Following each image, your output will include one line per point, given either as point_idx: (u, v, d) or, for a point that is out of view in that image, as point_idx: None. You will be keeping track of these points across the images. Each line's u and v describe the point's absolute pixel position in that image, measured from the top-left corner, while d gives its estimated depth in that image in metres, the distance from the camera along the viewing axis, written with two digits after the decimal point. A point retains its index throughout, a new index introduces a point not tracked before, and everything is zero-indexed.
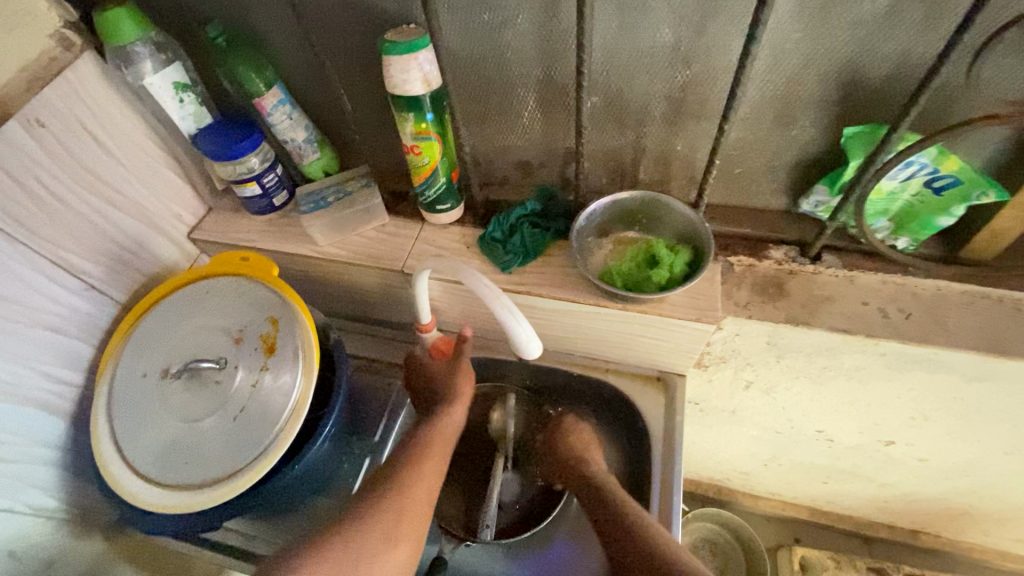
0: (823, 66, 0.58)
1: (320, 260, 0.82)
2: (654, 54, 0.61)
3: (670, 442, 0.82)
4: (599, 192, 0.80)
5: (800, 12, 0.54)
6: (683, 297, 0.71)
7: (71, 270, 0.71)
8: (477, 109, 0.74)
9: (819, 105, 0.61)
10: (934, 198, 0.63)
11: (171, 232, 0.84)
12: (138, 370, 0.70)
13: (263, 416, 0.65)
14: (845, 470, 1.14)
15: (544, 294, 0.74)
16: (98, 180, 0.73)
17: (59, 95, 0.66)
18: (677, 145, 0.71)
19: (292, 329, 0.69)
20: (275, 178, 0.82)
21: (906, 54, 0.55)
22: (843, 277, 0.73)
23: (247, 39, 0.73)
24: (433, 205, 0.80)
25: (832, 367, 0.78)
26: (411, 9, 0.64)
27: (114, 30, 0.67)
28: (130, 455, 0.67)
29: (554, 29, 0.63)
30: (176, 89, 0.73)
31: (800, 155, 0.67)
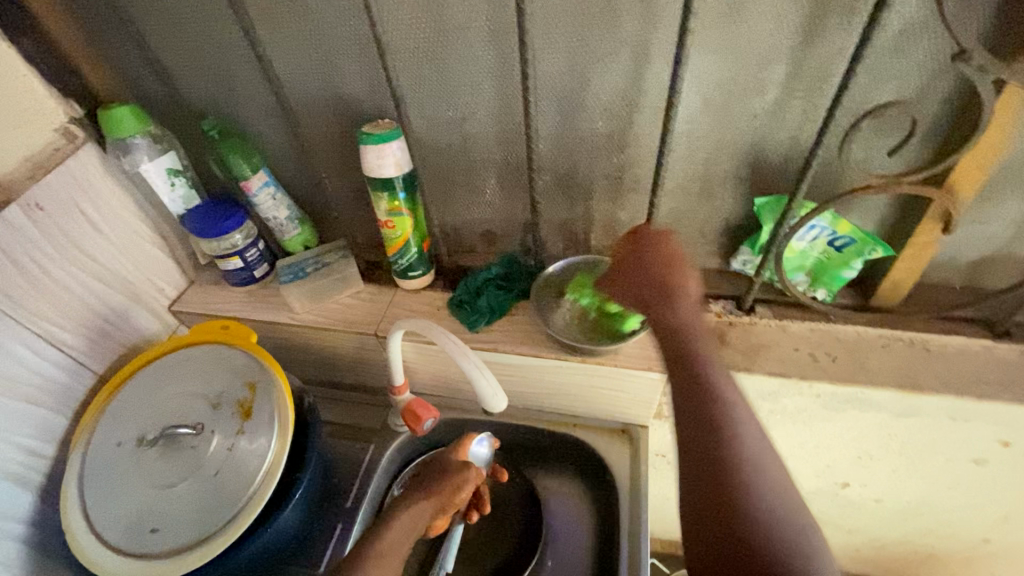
0: (732, 149, 0.69)
1: (298, 327, 0.87)
2: (594, 141, 0.72)
3: (636, 490, 0.84)
4: (556, 257, 0.89)
5: (706, 108, 0.66)
6: (635, 349, 0.78)
7: (55, 342, 0.74)
8: (445, 188, 0.83)
9: (733, 180, 0.72)
10: (838, 254, 0.74)
11: (153, 304, 0.88)
12: (112, 440, 0.71)
13: (237, 480, 0.67)
14: (813, 518, 1.17)
15: (509, 350, 0.81)
16: (88, 257, 0.77)
17: (59, 182, 0.73)
18: (621, 215, 0.81)
19: (269, 392, 0.72)
20: (257, 253, 0.88)
21: (795, 139, 0.67)
22: (775, 325, 0.81)
23: (237, 131, 0.82)
24: (406, 272, 0.87)
25: (777, 410, 0.85)
26: (385, 106, 0.74)
27: (116, 125, 0.75)
28: (100, 526, 0.67)
29: (508, 121, 0.73)
30: (168, 175, 0.81)
31: (725, 221, 0.78)
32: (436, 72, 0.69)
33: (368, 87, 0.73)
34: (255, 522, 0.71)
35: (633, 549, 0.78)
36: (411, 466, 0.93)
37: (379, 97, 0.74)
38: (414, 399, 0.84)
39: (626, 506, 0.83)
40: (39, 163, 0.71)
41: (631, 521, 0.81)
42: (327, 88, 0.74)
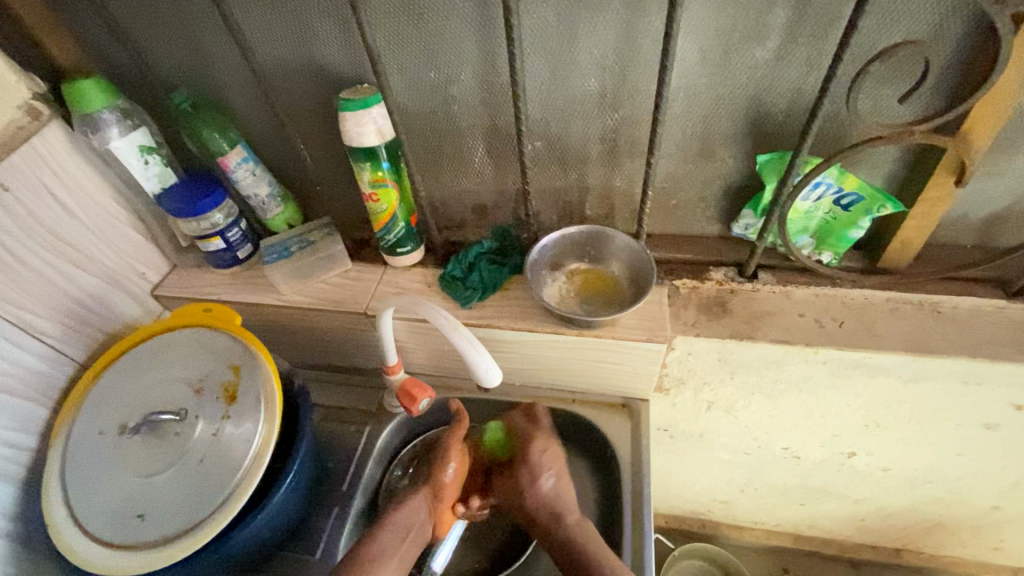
0: (731, 104, 0.65)
1: (284, 309, 0.84)
2: (585, 101, 0.68)
3: (638, 465, 0.82)
4: (550, 229, 0.86)
5: (704, 60, 0.62)
6: (634, 320, 0.75)
7: (29, 330, 0.71)
8: (431, 158, 0.79)
9: (733, 139, 0.69)
10: (844, 214, 0.70)
11: (133, 289, 0.85)
12: (93, 428, 0.69)
13: (223, 466, 0.65)
14: (819, 489, 1.16)
15: (503, 325, 0.78)
16: (60, 240, 0.74)
17: (25, 162, 0.69)
18: (617, 181, 0.77)
19: (254, 375, 0.69)
20: (239, 232, 0.85)
21: (798, 91, 0.63)
22: (779, 292, 0.78)
23: (210, 104, 0.78)
24: (394, 249, 0.83)
25: (781, 379, 0.82)
26: (365, 71, 0.70)
27: (81, 98, 0.71)
28: (83, 517, 0.65)
29: (494, 82, 0.69)
30: (141, 152, 0.77)
31: (725, 184, 0.74)
32: (416, 30, 0.65)
33: (345, 50, 0.68)
34: (245, 508, 0.69)
35: (637, 524, 0.76)
36: (406, 448, 0.91)
37: (357, 61, 0.70)
38: (408, 379, 0.81)
39: (627, 482, 0.81)
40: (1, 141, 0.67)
41: (633, 496, 0.79)
42: (302, 53, 0.69)
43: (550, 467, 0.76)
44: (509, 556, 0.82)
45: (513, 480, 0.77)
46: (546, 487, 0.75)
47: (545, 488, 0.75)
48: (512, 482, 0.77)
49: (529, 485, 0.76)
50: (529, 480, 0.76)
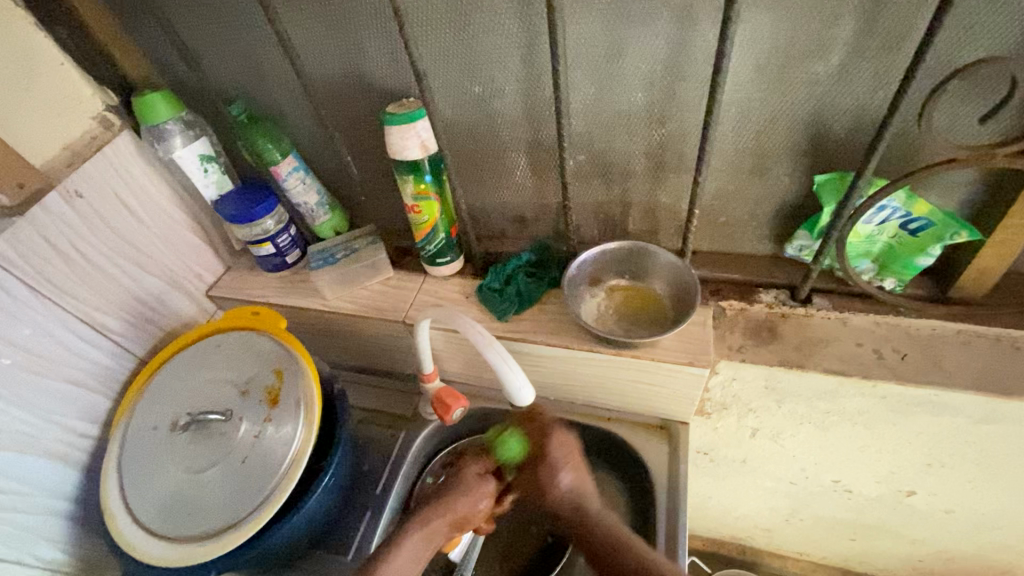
0: (788, 120, 0.62)
1: (327, 314, 0.87)
2: (631, 115, 0.66)
3: (675, 492, 0.79)
4: (591, 243, 0.84)
5: (760, 75, 0.59)
6: (675, 341, 0.73)
7: (96, 325, 0.76)
8: (474, 169, 0.79)
9: (788, 157, 0.65)
10: (912, 239, 0.65)
11: (191, 289, 0.90)
12: (148, 423, 0.73)
13: (264, 467, 0.67)
14: (871, 525, 1.08)
15: (539, 341, 0.77)
16: (126, 243, 0.79)
17: (97, 169, 0.74)
18: (662, 196, 0.75)
19: (296, 380, 0.72)
20: (289, 239, 0.88)
21: (864, 108, 0.59)
22: (836, 319, 0.73)
23: (265, 115, 0.81)
24: (434, 259, 0.84)
25: (833, 412, 0.77)
26: (409, 84, 0.71)
27: (150, 110, 0.75)
28: (136, 507, 0.69)
29: (539, 96, 0.68)
30: (201, 160, 0.81)
31: (779, 204, 0.71)
32: (463, 46, 0.65)
33: (392, 63, 0.69)
34: (282, 511, 0.72)
35: (670, 553, 0.74)
36: (440, 453, 0.93)
37: (403, 74, 0.70)
38: (443, 388, 0.81)
39: (661, 507, 0.79)
40: (77, 151, 0.73)
41: (668, 523, 0.77)
42: (350, 68, 0.71)
43: (567, 463, 0.68)
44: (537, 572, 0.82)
45: (533, 478, 0.69)
46: (564, 488, 0.67)
47: (564, 487, 0.67)
48: (532, 480, 0.70)
49: (548, 485, 0.68)
50: (548, 479, 0.68)
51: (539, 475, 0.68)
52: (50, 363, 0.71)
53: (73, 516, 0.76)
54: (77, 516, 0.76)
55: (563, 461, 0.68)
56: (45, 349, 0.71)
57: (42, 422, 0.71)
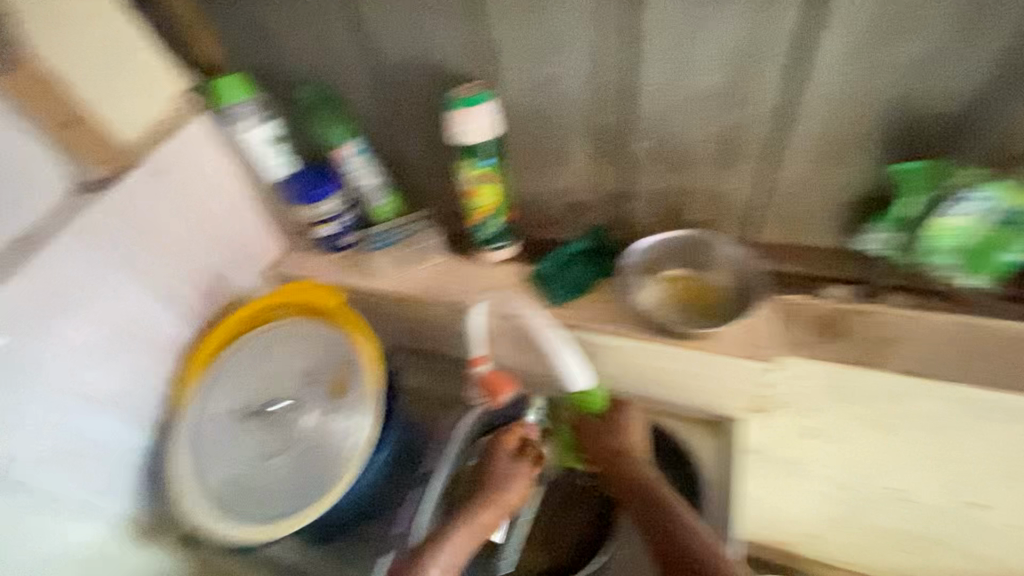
0: (872, 105, 0.59)
1: (383, 295, 0.88)
2: (702, 99, 0.64)
3: (728, 490, 0.77)
4: (649, 232, 0.82)
5: (845, 57, 0.57)
6: (738, 335, 0.71)
7: (171, 297, 0.80)
8: (534, 154, 0.79)
9: (869, 144, 0.62)
10: (1000, 233, 0.60)
11: (254, 267, 0.93)
12: (218, 407, 0.77)
13: (334, 453, 0.71)
14: (932, 539, 1.03)
15: (594, 329, 0.76)
16: (199, 220, 0.83)
17: (177, 148, 0.78)
18: (729, 185, 0.72)
19: (361, 370, 0.74)
20: (348, 221, 0.90)
21: (954, 91, 0.57)
22: (911, 318, 0.67)
23: (331, 98, 0.83)
24: (488, 244, 0.84)
25: (903, 415, 0.74)
26: (476, 67, 0.71)
27: (223, 93, 0.78)
28: (210, 483, 0.73)
29: (607, 79, 0.67)
30: (267, 144, 0.82)
31: (855, 195, 0.67)
32: (533, 27, 0.65)
33: (460, 46, 0.69)
34: None
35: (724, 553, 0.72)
36: None
37: (469, 58, 0.70)
38: (492, 372, 0.80)
39: (715, 503, 0.77)
40: (158, 130, 0.77)
41: (720, 520, 0.75)
42: (419, 52, 0.72)
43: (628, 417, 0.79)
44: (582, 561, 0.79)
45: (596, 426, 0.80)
46: (621, 438, 0.78)
47: (620, 437, 0.78)
48: (595, 430, 0.80)
49: (608, 431, 0.79)
50: (609, 426, 0.79)
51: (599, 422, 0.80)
52: (132, 332, 0.76)
53: (145, 477, 0.80)
54: (148, 477, 0.81)
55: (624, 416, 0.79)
56: (129, 317, 0.75)
57: (123, 387, 0.76)
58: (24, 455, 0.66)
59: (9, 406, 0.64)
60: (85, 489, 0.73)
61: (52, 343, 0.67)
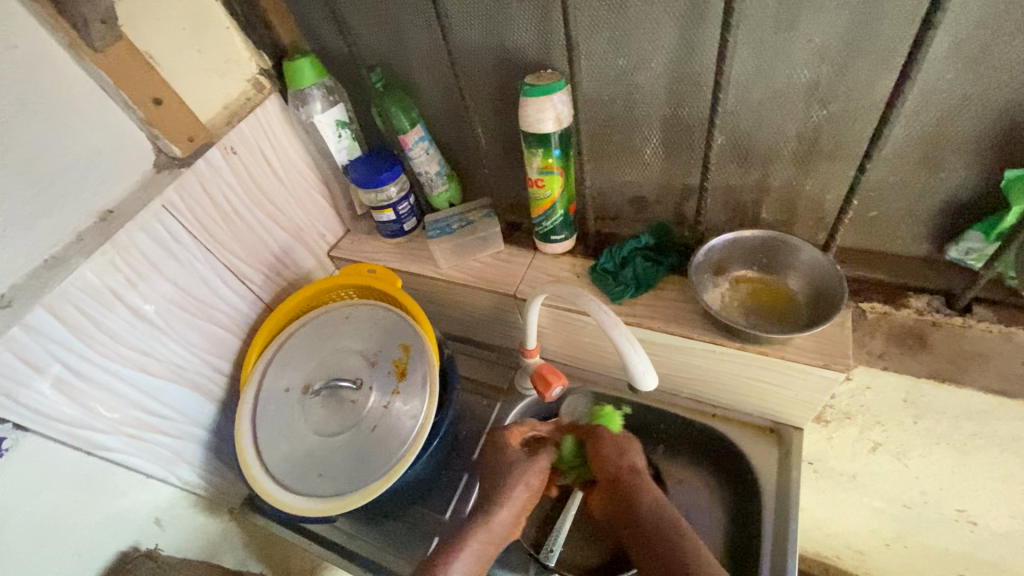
0: (981, 106, 0.55)
1: (440, 282, 0.89)
2: (789, 94, 0.62)
3: (784, 498, 0.76)
4: (715, 231, 0.80)
5: (957, 54, 0.53)
6: (808, 341, 0.68)
7: (237, 274, 0.83)
8: (602, 146, 0.77)
9: (972, 148, 0.58)
10: None
11: (314, 248, 0.95)
12: (280, 383, 0.78)
13: (392, 436, 0.71)
14: (991, 564, 0.98)
15: (656, 326, 0.75)
16: (267, 200, 0.84)
17: (251, 129, 0.79)
18: (807, 185, 0.69)
19: (422, 356, 0.75)
20: (408, 207, 0.91)
21: None
22: (998, 334, 0.66)
23: (399, 83, 0.83)
24: (548, 236, 0.84)
25: (980, 434, 0.70)
26: (550, 56, 0.70)
27: (297, 75, 0.79)
28: (269, 457, 0.74)
29: (687, 71, 0.65)
30: (337, 126, 0.85)
31: (948, 201, 0.64)
32: (615, 14, 0.63)
33: (535, 33, 0.68)
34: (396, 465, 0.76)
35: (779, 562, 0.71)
36: None
37: (545, 46, 0.69)
38: (544, 364, 0.80)
39: (769, 510, 0.75)
40: (234, 111, 0.79)
41: (775, 529, 0.74)
42: (493, 38, 0.71)
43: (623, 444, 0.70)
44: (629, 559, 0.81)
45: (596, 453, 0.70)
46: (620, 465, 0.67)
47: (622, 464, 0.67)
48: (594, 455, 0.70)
49: (609, 458, 0.68)
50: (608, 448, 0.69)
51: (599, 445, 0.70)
52: (202, 306, 0.78)
53: (208, 446, 0.84)
54: (211, 446, 0.85)
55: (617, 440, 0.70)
56: (199, 291, 0.77)
57: (192, 358, 0.79)
58: (104, 419, 0.69)
59: (94, 371, 0.67)
60: (154, 453, 0.76)
61: (129, 312, 0.69)
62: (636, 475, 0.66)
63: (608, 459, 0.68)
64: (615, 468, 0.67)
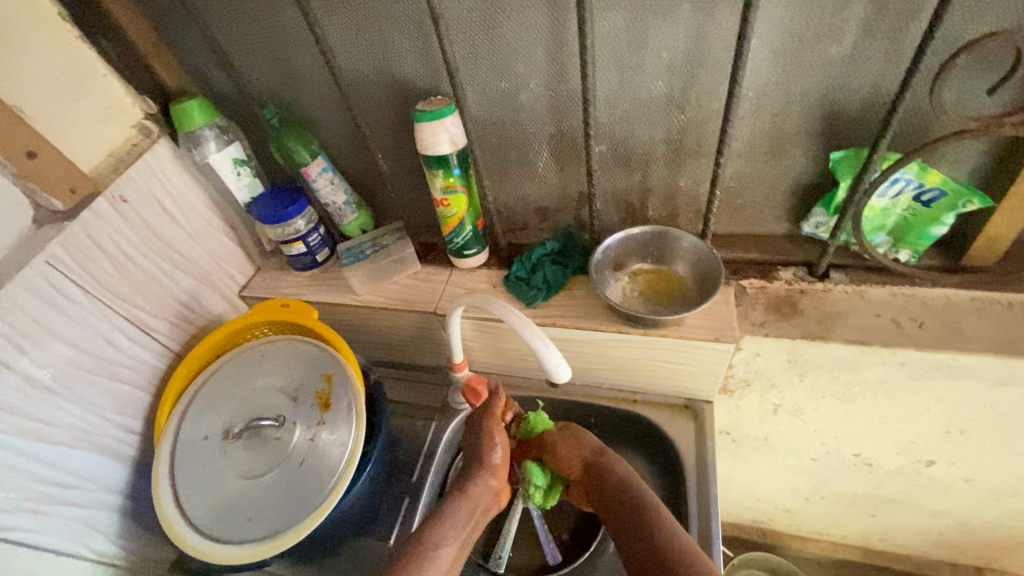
0: (804, 101, 0.65)
1: (359, 308, 0.89)
2: (651, 103, 0.69)
3: (703, 466, 0.82)
4: (612, 231, 0.86)
5: (776, 60, 0.62)
6: (700, 320, 0.76)
7: (140, 325, 0.79)
8: (499, 163, 0.82)
9: (804, 137, 0.68)
10: (926, 209, 0.69)
11: (224, 289, 0.93)
12: (198, 433, 0.76)
13: (321, 468, 0.70)
14: (892, 499, 1.10)
15: (569, 324, 0.80)
16: (166, 246, 0.82)
17: (140, 175, 0.77)
18: (682, 181, 0.77)
19: (344, 384, 0.75)
20: (319, 237, 0.90)
21: (875, 87, 0.62)
22: (853, 293, 0.76)
23: (295, 118, 0.84)
24: (461, 251, 0.87)
25: (854, 382, 0.80)
26: (438, 82, 0.74)
27: (186, 117, 0.78)
28: (192, 511, 0.71)
29: (562, 89, 0.71)
30: (234, 164, 0.84)
31: (795, 183, 0.74)
32: (490, 41, 0.68)
33: (421, 63, 0.72)
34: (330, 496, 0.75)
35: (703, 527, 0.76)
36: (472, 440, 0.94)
37: (431, 74, 0.74)
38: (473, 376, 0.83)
39: (692, 480, 0.81)
40: (120, 158, 0.76)
41: (699, 497, 0.80)
42: (381, 69, 0.74)
43: (577, 438, 0.71)
44: (572, 551, 0.83)
45: (555, 458, 0.70)
46: (576, 463, 0.70)
47: (582, 455, 0.69)
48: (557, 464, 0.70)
49: (568, 457, 0.70)
50: (566, 451, 0.70)
51: (557, 451, 0.70)
52: (102, 363, 0.74)
53: (124, 511, 0.79)
54: (128, 511, 0.79)
55: (568, 441, 0.71)
56: (97, 348, 0.74)
57: (96, 420, 0.74)
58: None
59: None
60: (61, 527, 0.71)
61: (19, 379, 0.65)
62: (598, 454, 0.69)
63: (568, 462, 0.70)
64: (578, 462, 0.69)
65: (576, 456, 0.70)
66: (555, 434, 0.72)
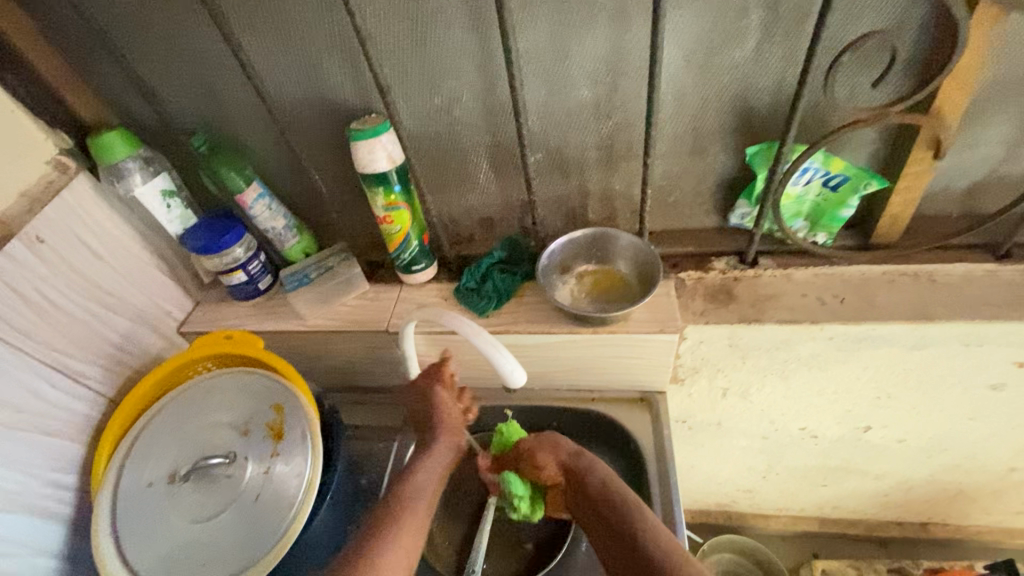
0: (718, 102, 0.70)
1: (308, 333, 0.87)
2: (580, 110, 0.72)
3: (662, 455, 0.85)
4: (556, 235, 0.89)
5: (689, 65, 0.67)
6: (645, 314, 0.79)
7: (69, 372, 0.74)
8: (439, 177, 0.83)
9: (721, 135, 0.73)
10: (833, 194, 0.75)
11: (162, 327, 0.88)
12: (141, 480, 0.71)
13: (278, 501, 0.68)
14: (839, 467, 1.17)
15: (522, 329, 0.81)
16: (92, 285, 0.77)
17: (58, 214, 0.73)
18: (616, 183, 0.81)
19: (297, 413, 0.73)
20: (259, 264, 0.88)
21: (779, 85, 0.68)
22: (780, 276, 0.82)
23: (226, 144, 0.82)
24: (409, 266, 0.87)
25: (791, 359, 0.86)
26: (371, 101, 0.75)
27: (107, 149, 0.75)
28: (139, 565, 0.67)
29: (494, 101, 0.73)
30: (164, 196, 0.81)
31: (719, 178, 0.79)
32: (418, 59, 0.70)
33: (352, 82, 0.73)
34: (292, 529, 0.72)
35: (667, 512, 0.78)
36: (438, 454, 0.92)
37: (363, 93, 0.74)
38: None
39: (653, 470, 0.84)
40: (35, 196, 0.71)
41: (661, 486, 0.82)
42: (311, 90, 0.74)
43: (550, 443, 0.73)
44: (545, 557, 0.83)
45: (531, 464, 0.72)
46: (551, 467, 0.71)
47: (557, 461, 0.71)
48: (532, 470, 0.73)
49: (543, 464, 0.72)
50: (541, 456, 0.72)
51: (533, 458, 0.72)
52: (26, 416, 0.69)
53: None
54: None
55: (543, 448, 0.72)
56: (19, 402, 0.68)
57: (23, 479, 0.69)
58: None
59: None
60: None
61: None
62: (575, 459, 0.70)
63: (545, 467, 0.71)
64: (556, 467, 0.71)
65: (551, 460, 0.71)
66: (532, 440, 0.74)
